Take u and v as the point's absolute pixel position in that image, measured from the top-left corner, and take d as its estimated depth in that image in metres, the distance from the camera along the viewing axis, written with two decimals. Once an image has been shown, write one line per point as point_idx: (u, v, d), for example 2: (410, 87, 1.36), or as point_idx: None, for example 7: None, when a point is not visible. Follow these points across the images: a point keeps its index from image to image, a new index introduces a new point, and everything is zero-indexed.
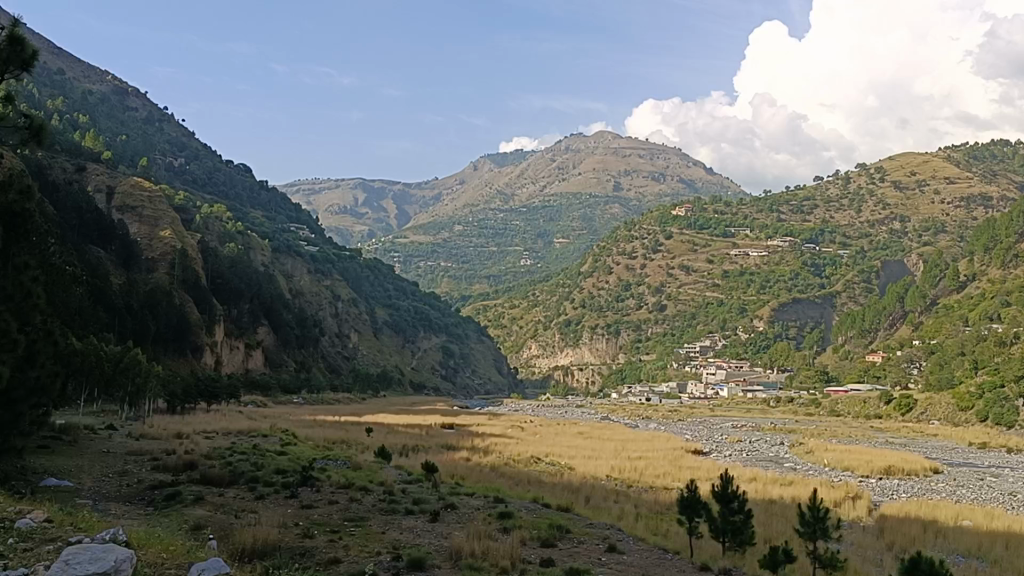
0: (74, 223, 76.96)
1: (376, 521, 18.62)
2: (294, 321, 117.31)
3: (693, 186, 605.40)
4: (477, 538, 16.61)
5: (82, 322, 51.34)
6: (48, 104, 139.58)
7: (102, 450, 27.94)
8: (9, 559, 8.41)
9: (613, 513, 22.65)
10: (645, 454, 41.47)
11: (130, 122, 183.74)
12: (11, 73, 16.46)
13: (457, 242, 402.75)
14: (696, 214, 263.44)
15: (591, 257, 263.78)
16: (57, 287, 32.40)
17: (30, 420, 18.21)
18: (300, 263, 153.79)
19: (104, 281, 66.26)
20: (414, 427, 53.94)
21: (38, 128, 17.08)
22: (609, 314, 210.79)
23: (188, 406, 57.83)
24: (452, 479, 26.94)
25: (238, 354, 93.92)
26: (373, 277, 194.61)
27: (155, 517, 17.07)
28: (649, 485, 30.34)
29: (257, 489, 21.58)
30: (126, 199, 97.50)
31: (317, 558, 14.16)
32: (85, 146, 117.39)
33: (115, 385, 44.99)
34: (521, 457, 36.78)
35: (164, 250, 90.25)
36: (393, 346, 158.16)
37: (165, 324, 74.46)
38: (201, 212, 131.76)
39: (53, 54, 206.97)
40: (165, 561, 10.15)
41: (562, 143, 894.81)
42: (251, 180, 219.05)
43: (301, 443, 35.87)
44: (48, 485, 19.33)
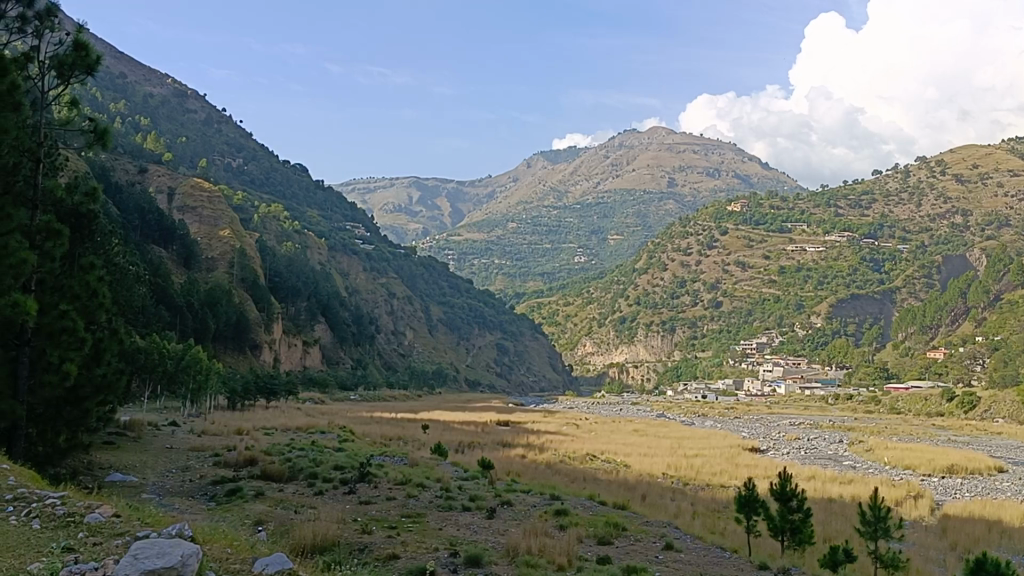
0: (137, 223, 78.57)
1: (433, 517, 18.81)
2: (349, 319, 118.43)
3: (749, 180, 600.28)
4: (534, 536, 16.56)
5: (145, 320, 52.50)
6: (110, 107, 142.87)
7: (163, 447, 28.44)
8: (81, 553, 8.53)
9: (670, 512, 22.53)
10: (702, 452, 41.18)
11: (190, 124, 187.45)
12: (77, 77, 16.88)
13: (511, 240, 404.42)
14: (752, 210, 261.36)
15: (645, 254, 262.42)
16: (121, 287, 32.97)
17: (96, 418, 18.59)
18: (356, 262, 155.35)
19: (167, 280, 67.53)
20: (469, 425, 54.52)
21: (102, 130, 17.26)
22: (664, 311, 209.76)
23: (247, 403, 58.66)
24: (508, 475, 27.21)
25: (296, 351, 95.18)
26: (428, 276, 195.80)
27: (217, 513, 17.35)
28: (705, 482, 30.20)
29: (316, 485, 21.89)
30: (186, 200, 99.62)
31: (375, 554, 14.33)
32: (145, 147, 119.80)
33: (177, 382, 45.70)
34: (577, 455, 36.75)
35: (222, 250, 92.05)
36: (447, 343, 159.21)
37: (225, 322, 75.62)
38: (259, 212, 134.31)
39: (115, 58, 211.75)
40: (231, 558, 10.11)
41: (616, 140, 894.38)
42: (307, 179, 222.17)
43: (358, 440, 36.19)
44: (115, 481, 19.86)
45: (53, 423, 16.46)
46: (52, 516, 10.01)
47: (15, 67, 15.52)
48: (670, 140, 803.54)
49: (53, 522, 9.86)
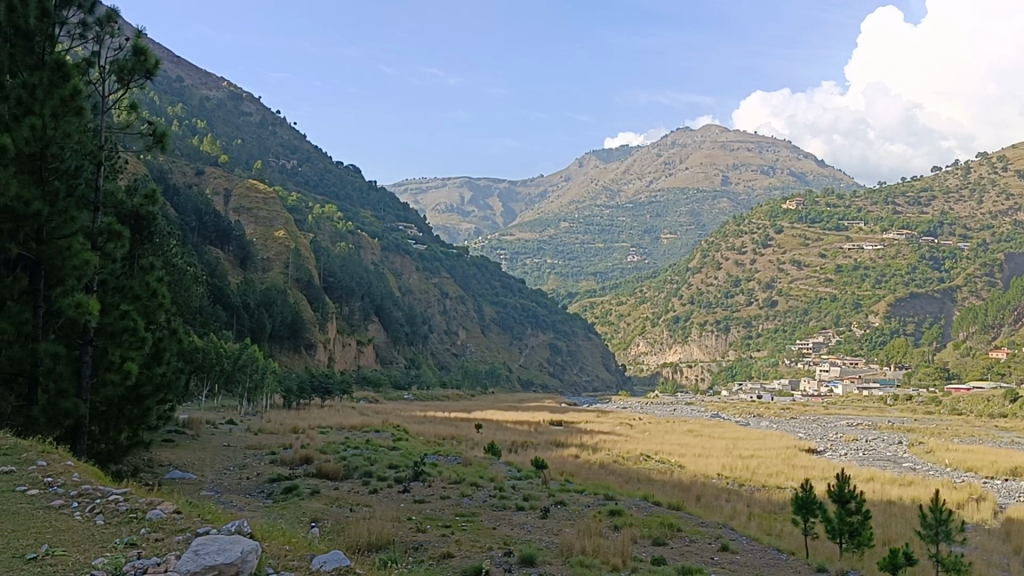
0: (194, 225, 79.86)
1: (488, 517, 18.78)
2: (403, 319, 119.12)
3: (805, 177, 592.68)
4: (588, 536, 16.50)
5: (202, 320, 53.35)
6: (169, 111, 145.56)
7: (221, 444, 28.84)
8: (142, 549, 8.58)
9: (725, 513, 22.32)
10: (757, 453, 40.77)
11: (245, 126, 190.31)
12: (136, 81, 17.11)
13: (563, 240, 404.40)
14: (808, 208, 258.17)
15: (699, 253, 260.60)
16: (180, 288, 33.47)
17: (157, 417, 18.89)
18: (409, 262, 156.53)
19: (223, 281, 68.59)
20: (523, 424, 54.48)
21: (161, 134, 17.44)
22: (718, 310, 208.04)
23: (302, 400, 59.17)
24: (562, 475, 27.09)
25: (351, 351, 96.08)
26: (480, 276, 196.39)
27: (274, 510, 17.56)
28: (761, 484, 29.80)
29: (370, 484, 22.06)
30: (242, 201, 101.22)
31: (430, 552, 14.35)
32: (202, 150, 121.86)
33: (234, 382, 46.31)
34: (630, 455, 36.53)
35: (278, 250, 93.21)
36: (500, 343, 159.41)
37: (281, 322, 76.53)
38: (314, 213, 136.01)
39: (173, 63, 215.90)
40: (287, 554, 9.84)
41: (669, 139, 889.47)
42: (360, 180, 224.25)
43: (412, 439, 36.38)
44: (173, 478, 20.14)
45: (115, 421, 16.70)
46: (116, 512, 10.13)
47: (78, 72, 15.89)
48: (724, 139, 797.50)
49: (116, 517, 9.99)
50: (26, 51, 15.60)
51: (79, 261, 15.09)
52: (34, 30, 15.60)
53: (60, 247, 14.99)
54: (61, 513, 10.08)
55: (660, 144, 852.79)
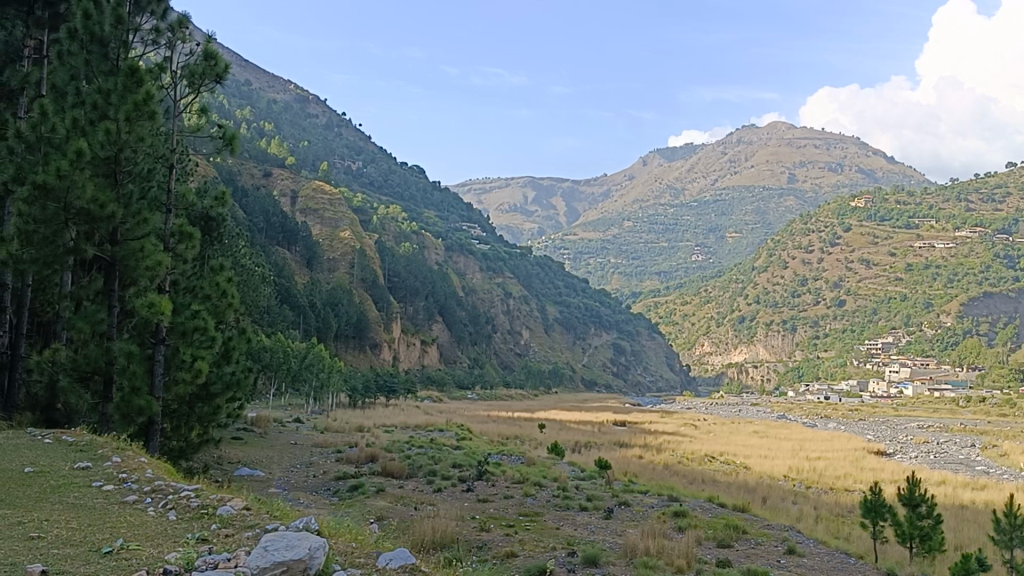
0: (262, 226, 81.24)
1: (551, 517, 18.77)
2: (467, 318, 119.78)
3: (874, 173, 582.49)
4: (652, 536, 16.49)
5: (269, 319, 54.32)
6: (237, 113, 148.57)
7: (288, 442, 29.37)
8: (214, 544, 8.74)
9: (791, 514, 22.08)
10: (825, 454, 40.38)
11: (312, 128, 193.43)
12: (207, 86, 17.41)
13: (626, 239, 403.51)
14: (877, 206, 254.01)
15: (764, 252, 257.97)
16: (249, 289, 34.15)
17: (227, 415, 19.21)
18: (472, 262, 157.41)
19: (290, 281, 69.73)
20: (587, 424, 54.41)
21: (230, 136, 17.66)
22: (784, 310, 205.48)
23: (367, 400, 59.76)
24: (626, 475, 26.95)
25: (415, 351, 96.87)
26: (542, 275, 196.71)
27: (340, 508, 17.78)
28: (829, 486, 29.41)
29: (435, 482, 22.20)
30: (309, 203, 103.07)
31: (493, 551, 14.44)
32: (270, 152, 124.31)
33: (301, 381, 46.96)
34: (695, 456, 36.27)
35: (344, 251, 94.58)
36: (564, 343, 159.41)
37: (346, 322, 77.54)
38: (378, 214, 137.95)
39: (241, 67, 220.56)
40: (356, 551, 9.57)
41: (735, 137, 881.35)
42: (423, 180, 226.31)
43: (475, 438, 36.65)
44: (243, 476, 20.55)
45: (186, 418, 17.10)
46: (188, 508, 10.33)
47: (152, 77, 16.24)
48: (790, 135, 787.92)
49: (188, 513, 10.21)
50: (102, 58, 16.07)
51: (152, 262, 15.32)
52: (109, 37, 16.00)
53: (134, 248, 15.32)
54: (136, 508, 10.33)
55: (724, 142, 844.22)
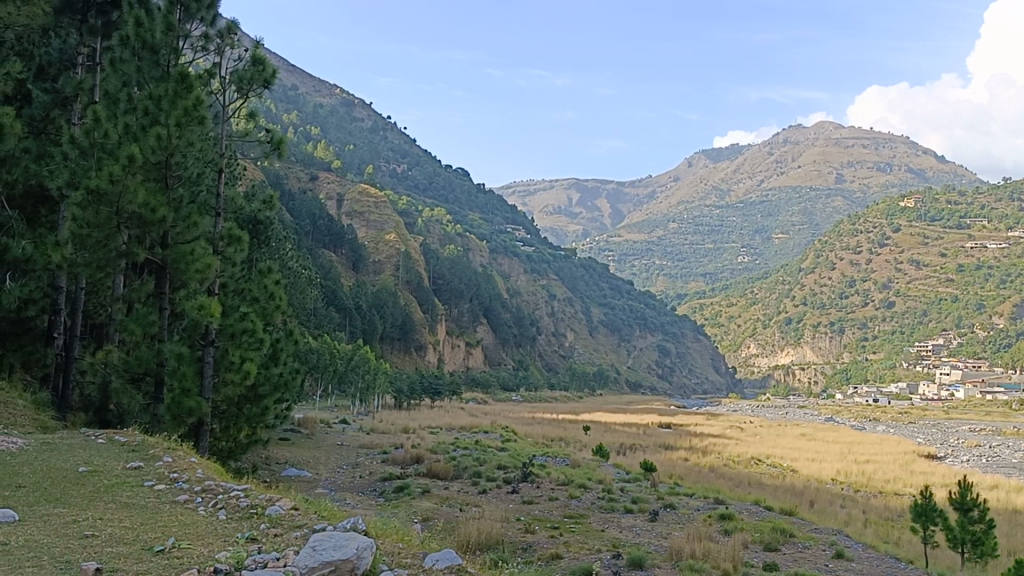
0: (309, 228, 82.11)
1: (596, 518, 18.78)
2: (511, 320, 119.90)
3: (924, 173, 574.08)
4: (697, 539, 16.39)
5: (316, 321, 54.97)
6: (284, 118, 150.38)
7: (335, 443, 29.64)
8: (265, 542, 8.88)
9: (839, 518, 21.85)
10: (874, 457, 39.86)
11: (357, 131, 195.30)
12: (255, 90, 17.59)
13: (672, 241, 401.92)
14: (928, 206, 250.51)
15: (812, 253, 255.45)
16: (295, 291, 34.56)
17: (274, 417, 19.40)
18: (516, 263, 157.85)
19: (337, 283, 70.48)
20: (632, 426, 54.22)
21: (279, 139, 17.79)
22: (832, 311, 203.23)
23: (413, 402, 60.02)
24: (672, 478, 26.80)
25: (459, 352, 97.24)
26: (587, 277, 196.47)
27: (387, 509, 17.94)
28: (878, 490, 29.06)
29: (481, 483, 22.25)
30: (355, 206, 104.22)
31: (537, 553, 14.46)
32: (316, 156, 125.78)
33: (347, 382, 47.37)
34: (740, 458, 36.04)
35: (389, 253, 95.39)
36: (608, 345, 159.01)
37: (391, 324, 78.08)
38: (423, 216, 139.00)
39: (287, 72, 223.56)
40: (404, 551, 9.65)
41: (781, 138, 873.72)
42: (468, 183, 227.33)
43: (520, 439, 36.78)
44: (291, 475, 20.79)
45: (235, 419, 17.30)
46: (237, 508, 10.48)
47: (201, 84, 16.44)
48: (838, 134, 779.87)
49: (238, 512, 10.34)
50: (153, 64, 16.33)
51: (202, 265, 15.53)
52: (159, 43, 16.30)
53: (184, 252, 15.53)
54: (187, 508, 10.51)
55: (770, 142, 837.02)
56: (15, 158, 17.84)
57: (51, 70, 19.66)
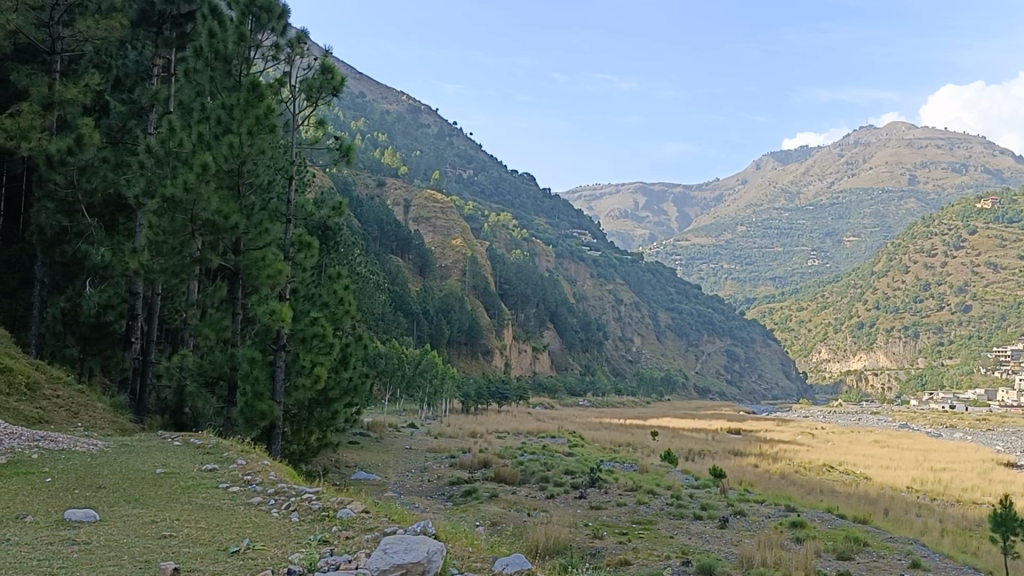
0: (376, 235, 82.97)
1: (664, 525, 18.62)
2: (578, 325, 119.64)
3: (1002, 173, 558.98)
4: (769, 547, 16.20)
5: (385, 325, 55.68)
6: (352, 125, 152.61)
7: (404, 447, 29.90)
8: (337, 546, 8.93)
9: (915, 527, 21.34)
10: (952, 465, 38.82)
11: (423, 138, 197.00)
12: (324, 99, 17.75)
13: (740, 244, 397.57)
14: (1006, 207, 243.94)
15: (885, 256, 250.41)
16: (364, 297, 34.85)
17: (343, 422, 19.54)
18: (582, 268, 157.74)
19: (404, 288, 71.22)
20: (701, 431, 53.73)
21: (347, 147, 17.90)
22: (906, 315, 199.02)
23: (481, 406, 60.31)
24: (741, 485, 26.44)
25: (526, 357, 97.38)
26: (653, 282, 195.39)
27: (455, 513, 17.97)
28: (955, 498, 28.37)
29: (548, 489, 22.22)
30: (421, 212, 105.33)
31: (606, 559, 14.39)
32: (384, 162, 127.36)
33: (415, 387, 47.82)
34: (812, 465, 35.44)
35: (456, 258, 96.27)
36: (676, 350, 157.81)
37: (459, 328, 78.56)
38: (489, 221, 139.67)
39: (355, 80, 226.94)
40: (472, 555, 9.66)
41: (852, 139, 858.77)
42: (534, 188, 227.86)
43: (588, 444, 36.76)
44: (361, 478, 21.02)
45: (306, 422, 17.57)
46: (309, 510, 10.62)
47: (271, 92, 16.65)
48: (911, 135, 764.04)
49: (309, 515, 10.48)
50: (225, 74, 16.58)
51: (273, 270, 15.66)
52: (232, 53, 16.57)
53: (255, 257, 15.73)
54: (260, 509, 10.67)
55: (840, 143, 823.27)
56: (94, 167, 18.37)
57: (127, 81, 20.50)
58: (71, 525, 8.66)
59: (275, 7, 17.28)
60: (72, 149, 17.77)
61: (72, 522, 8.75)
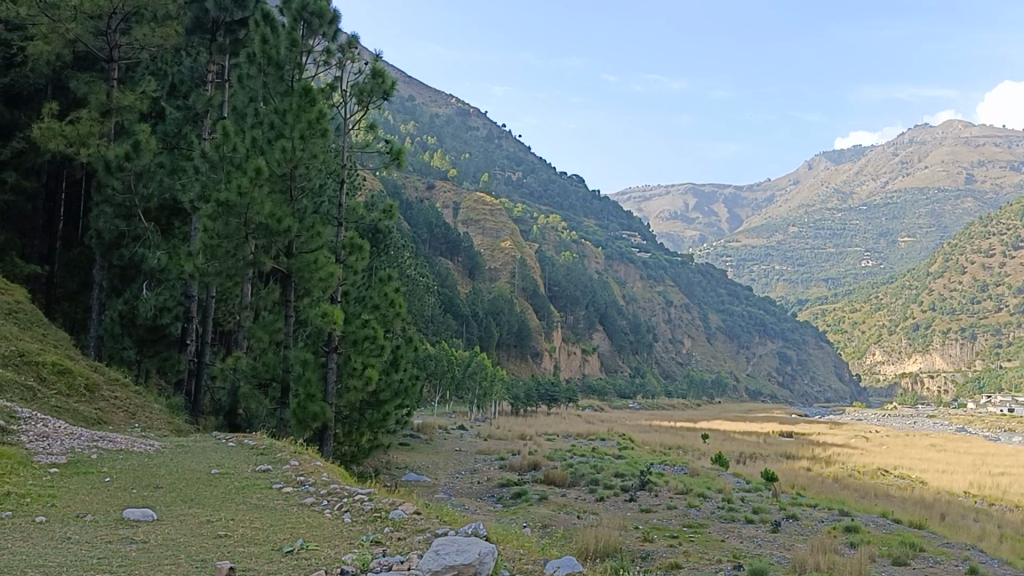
0: (425, 237, 83.53)
1: (716, 529, 18.49)
2: (627, 327, 119.22)
3: None
4: (822, 551, 16.01)
5: (434, 327, 55.96)
6: (401, 128, 153.78)
7: (454, 448, 30.06)
8: (388, 547, 9.03)
9: (973, 532, 20.97)
10: (1011, 469, 37.95)
11: (472, 140, 197.68)
12: (374, 103, 17.83)
13: (792, 245, 393.05)
14: None
15: (941, 256, 245.90)
16: (414, 300, 35.13)
17: (394, 424, 19.63)
18: (632, 270, 157.18)
19: (453, 290, 71.54)
20: (753, 434, 53.22)
21: (397, 151, 17.99)
22: (963, 317, 195.21)
23: (530, 408, 60.33)
24: (793, 488, 26.10)
25: (575, 359, 97.25)
26: (704, 283, 194.09)
27: (505, 515, 18.02)
28: (1014, 504, 27.77)
29: (597, 492, 22.20)
30: (470, 214, 105.76)
31: (657, 563, 14.32)
32: (433, 165, 128.02)
33: (464, 389, 48.01)
34: (866, 469, 34.93)
35: (505, 261, 96.61)
36: (727, 352, 156.51)
37: (508, 330, 78.73)
38: (539, 224, 139.79)
39: (404, 84, 228.58)
40: (523, 557, 9.67)
41: (907, 137, 844.84)
42: (583, 189, 227.59)
43: (638, 447, 36.59)
44: (411, 479, 21.12)
45: (358, 424, 17.69)
46: (361, 511, 10.71)
47: (323, 95, 16.82)
48: (968, 133, 749.44)
49: (362, 516, 10.57)
50: (277, 80, 16.83)
51: (325, 273, 15.70)
52: (284, 59, 16.81)
53: (307, 261, 15.83)
54: (313, 510, 10.80)
55: (893, 141, 810.82)
56: (151, 172, 18.69)
57: (182, 87, 20.84)
58: (130, 525, 8.81)
59: (326, 13, 17.43)
60: (129, 155, 18.11)
61: (130, 522, 8.92)
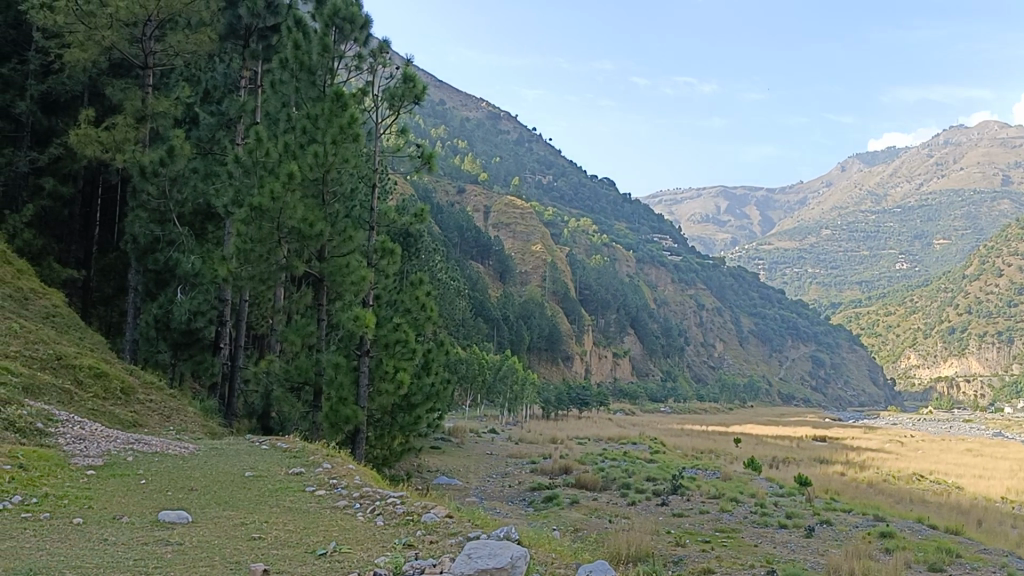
0: (456, 240, 83.76)
1: (748, 534, 18.37)
2: (659, 330, 118.83)
3: None
4: (856, 557, 15.83)
5: (464, 331, 56.08)
6: (432, 132, 154.28)
7: (485, 452, 30.13)
8: (420, 549, 9.04)
9: (1010, 539, 20.67)
10: None
11: (503, 143, 197.88)
12: (405, 107, 17.84)
13: (825, 248, 389.91)
14: None
15: (977, 258, 242.83)
16: (446, 303, 35.28)
17: (425, 427, 19.67)
18: (663, 273, 156.63)
19: (484, 294, 71.65)
20: (785, 439, 52.80)
21: (428, 155, 18.00)
22: (1000, 320, 192.62)
23: (561, 412, 60.25)
24: (827, 493, 25.89)
25: (606, 363, 97.05)
26: (736, 286, 193.04)
27: (536, 518, 18.03)
28: None
29: (628, 495, 22.13)
30: (501, 217, 105.88)
31: (691, 568, 14.24)
32: (463, 169, 128.31)
33: (495, 392, 48.07)
34: (902, 474, 34.53)
35: (535, 264, 96.67)
36: (759, 356, 155.57)
37: (538, 333, 78.75)
38: (570, 227, 139.69)
39: (435, 88, 229.33)
40: (555, 561, 9.65)
41: (942, 138, 835.28)
42: (614, 192, 227.12)
43: (670, 451, 36.50)
44: (442, 482, 21.20)
45: (389, 427, 17.75)
46: (393, 514, 10.71)
47: (353, 100, 16.90)
48: (1004, 133, 739.86)
49: (394, 519, 10.59)
50: (309, 85, 16.97)
51: (357, 276, 15.73)
52: (316, 64, 16.94)
53: (339, 264, 15.87)
54: (346, 512, 10.85)
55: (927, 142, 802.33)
56: (184, 177, 18.88)
57: (215, 93, 21.04)
58: (165, 527, 8.90)
59: (358, 18, 17.49)
60: (164, 160, 18.29)
61: (165, 523, 9.01)
